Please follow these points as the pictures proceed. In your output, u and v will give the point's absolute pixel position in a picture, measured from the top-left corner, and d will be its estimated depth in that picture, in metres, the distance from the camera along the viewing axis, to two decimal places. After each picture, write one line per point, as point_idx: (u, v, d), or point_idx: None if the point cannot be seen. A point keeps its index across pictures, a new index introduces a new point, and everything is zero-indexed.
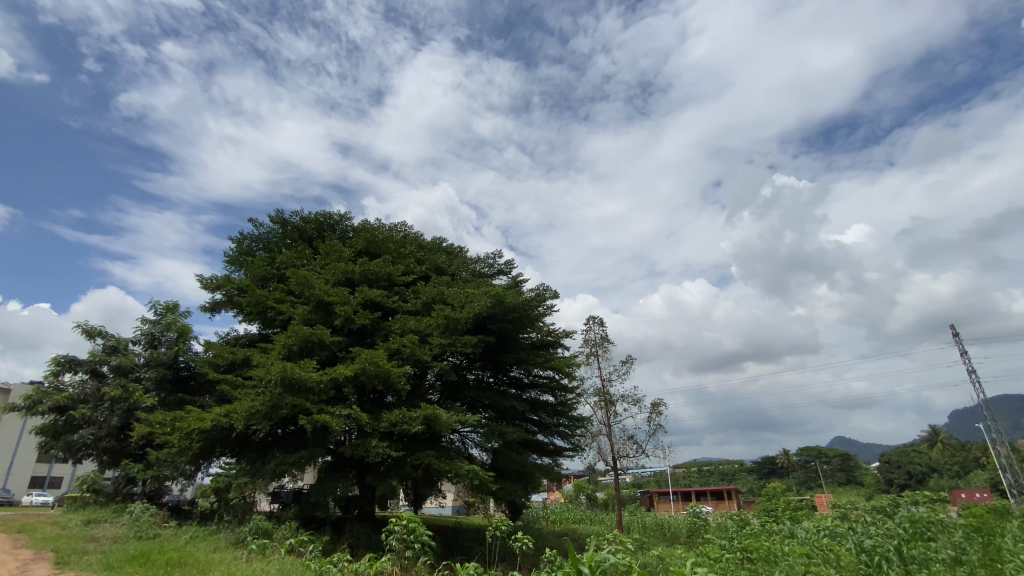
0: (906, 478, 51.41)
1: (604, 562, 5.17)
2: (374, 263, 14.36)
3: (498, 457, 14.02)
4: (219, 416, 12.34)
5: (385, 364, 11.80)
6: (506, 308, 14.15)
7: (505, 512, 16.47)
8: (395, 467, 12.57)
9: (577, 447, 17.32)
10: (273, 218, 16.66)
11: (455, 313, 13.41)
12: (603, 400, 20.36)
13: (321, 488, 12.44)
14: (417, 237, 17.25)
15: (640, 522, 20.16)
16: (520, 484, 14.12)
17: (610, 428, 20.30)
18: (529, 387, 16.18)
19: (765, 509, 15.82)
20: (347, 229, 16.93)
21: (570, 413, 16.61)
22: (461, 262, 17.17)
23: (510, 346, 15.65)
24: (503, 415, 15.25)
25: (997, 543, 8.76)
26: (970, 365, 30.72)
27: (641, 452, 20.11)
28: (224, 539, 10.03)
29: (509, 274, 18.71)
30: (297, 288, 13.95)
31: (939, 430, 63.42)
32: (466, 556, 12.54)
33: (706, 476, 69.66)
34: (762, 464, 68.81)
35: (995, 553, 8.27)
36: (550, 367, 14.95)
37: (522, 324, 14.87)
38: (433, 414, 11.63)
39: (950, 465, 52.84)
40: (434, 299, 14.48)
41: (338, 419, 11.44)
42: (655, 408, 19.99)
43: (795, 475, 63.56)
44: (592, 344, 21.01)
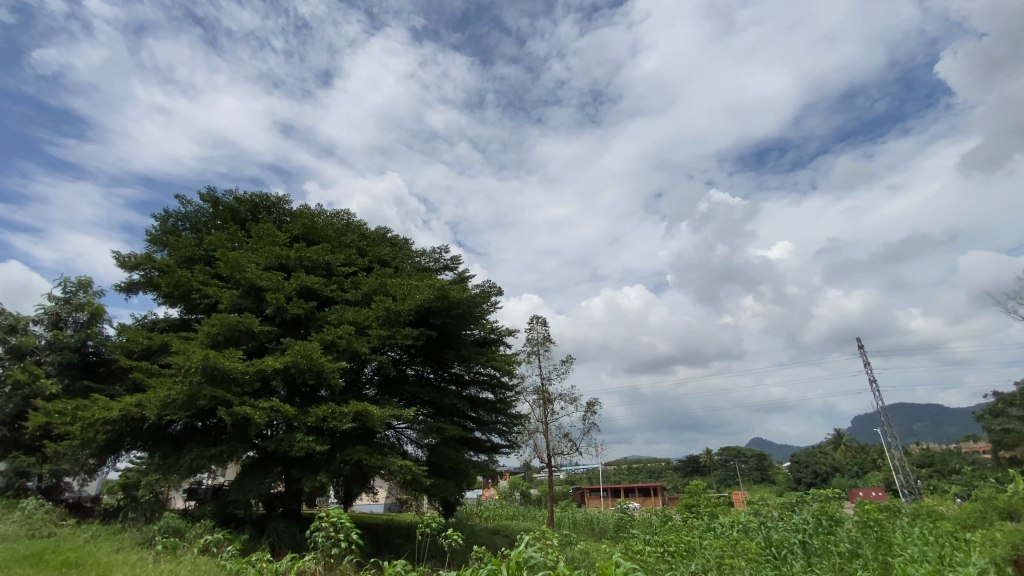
0: (813, 477, 55.91)
1: (531, 560, 5.20)
2: (312, 250, 13.81)
3: (434, 454, 13.93)
4: (130, 406, 11.44)
5: (318, 356, 11.39)
6: (449, 303, 14.04)
7: (439, 509, 16.48)
8: (325, 463, 12.19)
9: (514, 444, 17.49)
10: (203, 196, 15.64)
11: (396, 306, 13.17)
12: (542, 398, 20.71)
13: (241, 484, 11.85)
14: (361, 227, 16.76)
15: (571, 518, 20.70)
16: (455, 481, 14.09)
17: (547, 426, 20.68)
18: (469, 384, 16.15)
19: (688, 505, 16.68)
20: (284, 212, 16.20)
21: (508, 411, 16.73)
22: (406, 255, 16.86)
23: (452, 341, 15.56)
24: (441, 412, 15.16)
25: (887, 538, 9.76)
26: (871, 375, 33.77)
27: (576, 449, 20.63)
28: (131, 539, 9.31)
29: (455, 270, 18.61)
30: (225, 272, 13.20)
31: (842, 433, 69.46)
32: (395, 554, 12.40)
33: (635, 474, 72.51)
34: (686, 462, 72.52)
35: (885, 547, 9.20)
36: (490, 365, 15.00)
37: (465, 320, 14.82)
38: (366, 409, 11.35)
39: (851, 466, 57.92)
40: (375, 290, 14.14)
41: (262, 413, 10.94)
42: (591, 407, 20.56)
43: (715, 474, 67.50)
44: (534, 343, 21.31)
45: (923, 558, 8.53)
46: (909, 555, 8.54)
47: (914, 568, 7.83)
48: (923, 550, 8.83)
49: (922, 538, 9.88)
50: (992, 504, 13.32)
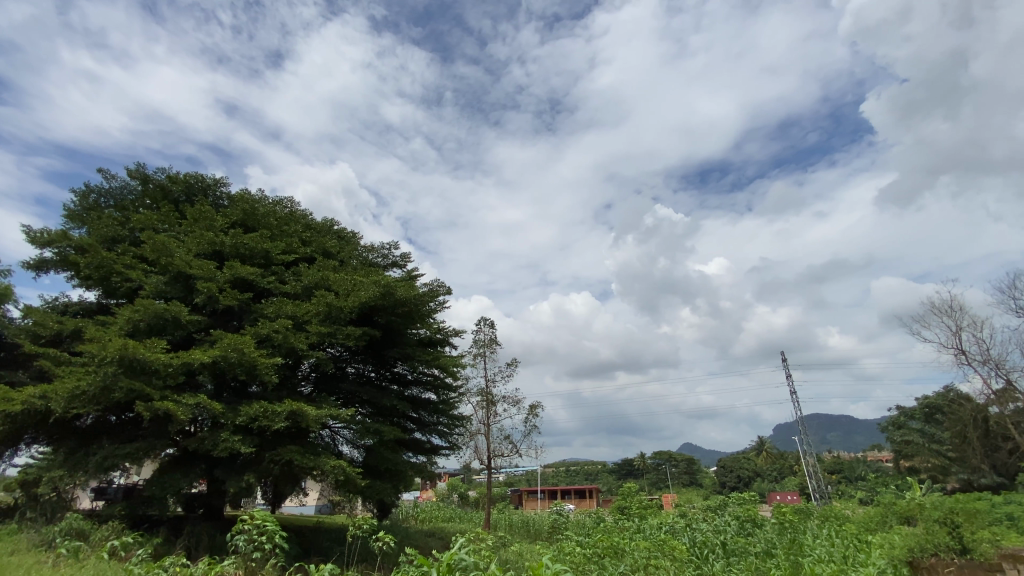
0: (736, 481, 59.31)
1: (462, 562, 5.23)
2: (249, 237, 13.15)
3: (370, 455, 13.64)
4: (33, 397, 10.44)
5: (250, 351, 10.86)
6: (394, 301, 13.76)
7: (372, 511, 16.17)
8: (253, 463, 11.65)
9: (454, 445, 17.41)
10: (131, 172, 14.56)
11: (339, 301, 12.81)
12: (485, 400, 20.76)
13: (158, 484, 11.10)
14: (305, 217, 16.16)
15: (507, 520, 20.84)
16: (391, 482, 13.85)
17: (489, 427, 20.75)
18: (412, 384, 15.92)
19: (620, 507, 17.24)
20: (222, 195, 15.37)
21: (450, 412, 16.64)
22: (352, 249, 16.43)
23: (396, 340, 15.29)
24: (381, 412, 14.87)
25: (799, 540, 10.54)
26: (792, 386, 36.27)
27: (515, 452, 20.82)
28: (26, 541, 8.51)
29: (404, 267, 18.33)
30: (151, 255, 12.34)
31: (764, 440, 74.13)
32: (323, 557, 12.05)
33: (572, 476, 73.99)
34: (621, 465, 74.87)
35: (797, 548, 9.92)
36: (434, 365, 14.86)
37: (411, 319, 14.61)
38: (301, 408, 10.94)
39: (771, 471, 61.86)
40: (316, 284, 13.67)
41: (184, 408, 10.29)
42: (533, 409, 20.84)
43: (648, 477, 70.11)
44: (481, 344, 21.34)
45: (829, 558, 9.28)
46: (817, 555, 9.26)
47: (821, 567, 8.50)
48: (829, 551, 9.61)
49: (829, 540, 10.74)
50: (891, 509, 14.65)
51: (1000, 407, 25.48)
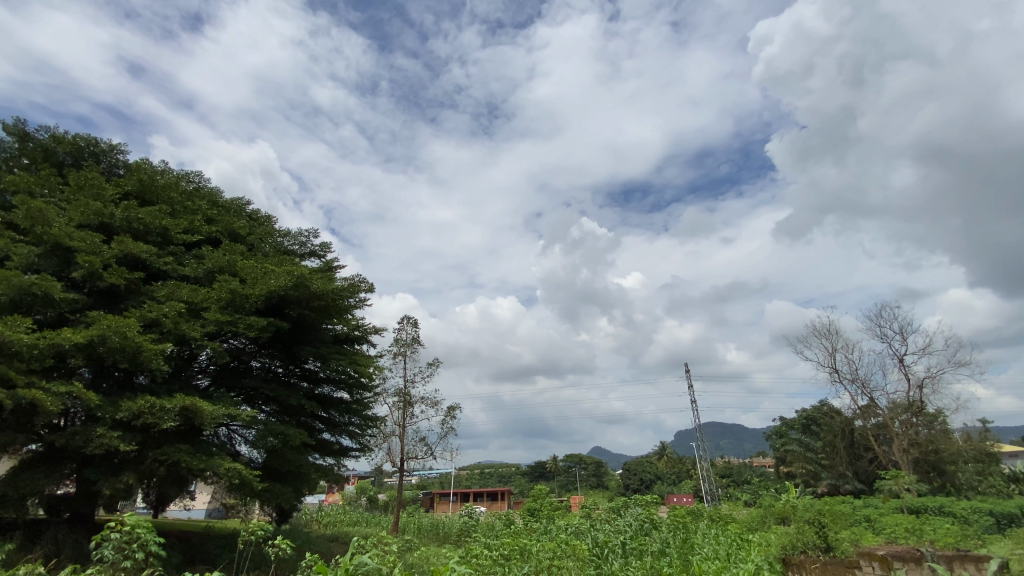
0: (638, 484, 62.76)
1: (363, 567, 5.10)
2: (144, 211, 11.93)
3: (272, 457, 12.87)
4: None
5: (135, 336, 9.85)
6: (309, 294, 13.07)
7: (271, 515, 15.29)
8: (133, 462, 10.59)
9: (366, 447, 16.85)
10: (5, 126, 12.70)
11: (244, 289, 11.97)
12: (402, 401, 20.33)
13: (13, 483, 9.75)
14: (213, 194, 14.96)
15: (416, 523, 20.45)
16: (292, 485, 13.15)
17: (404, 429, 20.33)
18: (323, 382, 15.24)
19: (530, 509, 17.59)
20: (117, 163, 13.85)
21: (363, 413, 16.10)
22: (265, 233, 15.44)
23: (308, 335, 14.55)
24: (287, 411, 14.09)
25: (689, 539, 11.38)
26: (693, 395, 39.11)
27: (430, 454, 20.56)
28: None
29: (322, 258, 17.53)
30: (22, 222, 10.84)
31: (666, 445, 79.06)
32: (210, 566, 11.18)
33: (486, 478, 74.39)
34: (534, 468, 76.45)
35: (688, 547, 10.67)
36: (349, 363, 14.30)
37: (326, 313, 14.00)
38: (194, 404, 10.07)
39: (670, 474, 66.07)
40: (220, 269, 12.69)
41: (54, 398, 9.12)
42: (451, 411, 20.72)
43: (558, 479, 72.17)
44: (401, 343, 20.87)
45: (714, 556, 10.09)
46: (705, 553, 10.07)
47: (707, 565, 9.21)
48: (715, 550, 10.47)
49: (715, 539, 11.72)
50: (770, 510, 16.20)
51: (863, 421, 29.36)
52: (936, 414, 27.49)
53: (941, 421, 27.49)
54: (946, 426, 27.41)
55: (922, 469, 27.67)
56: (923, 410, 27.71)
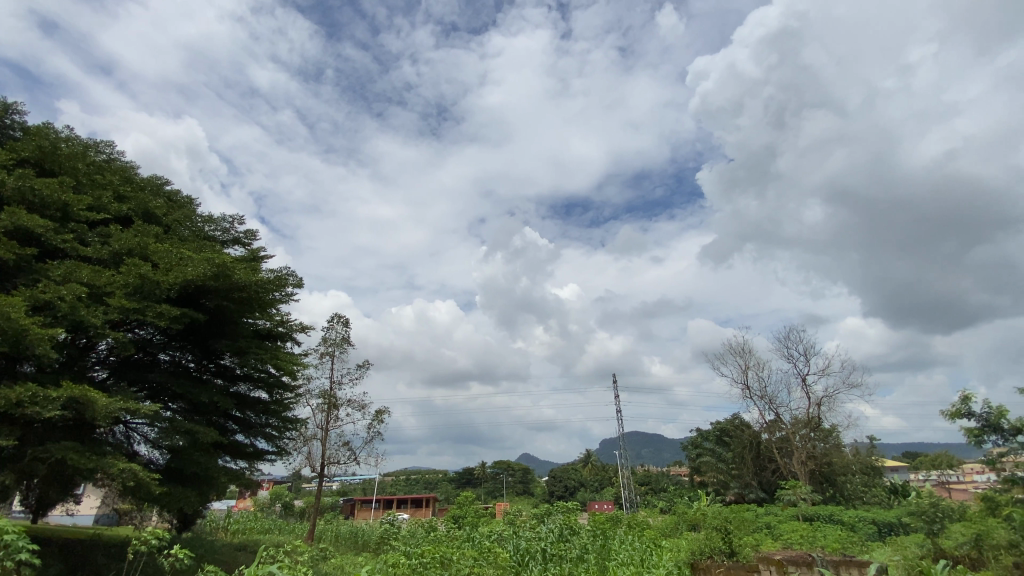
0: (563, 491, 64.03)
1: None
2: (43, 181, 10.76)
3: (175, 458, 11.91)
4: None
5: (21, 319, 8.81)
6: (230, 285, 12.30)
7: (171, 522, 14.13)
8: (9, 460, 9.43)
9: (283, 451, 15.99)
10: None
11: (156, 275, 11.06)
12: (326, 403, 19.53)
13: None
14: (126, 169, 13.75)
15: (333, 531, 19.61)
16: (197, 489, 12.22)
17: (327, 432, 19.50)
18: (240, 380, 14.34)
19: (455, 516, 17.44)
20: (13, 125, 12.40)
21: (283, 414, 15.29)
22: (185, 216, 14.37)
23: (226, 329, 13.65)
24: (196, 409, 13.13)
25: (607, 545, 11.78)
26: None
27: (353, 459, 19.85)
28: None
29: (247, 247, 16.55)
30: None
31: (591, 453, 81.31)
32: None
33: (411, 484, 72.80)
34: (461, 474, 75.88)
35: (605, 554, 11.03)
36: (269, 361, 13.54)
37: (247, 306, 13.21)
38: (86, 396, 9.12)
39: (594, 481, 67.96)
40: (130, 251, 11.66)
41: None
42: (379, 415, 20.15)
43: (485, 486, 72.06)
44: (330, 343, 20.09)
45: (629, 561, 10.54)
46: (621, 559, 10.48)
47: (623, 570, 9.62)
48: (630, 555, 10.93)
49: (631, 544, 12.24)
50: (682, 517, 17.13)
51: (769, 434, 31.80)
52: (830, 430, 30.32)
53: (835, 436, 30.35)
54: (838, 441, 30.28)
55: (817, 480, 30.31)
56: (820, 425, 30.51)
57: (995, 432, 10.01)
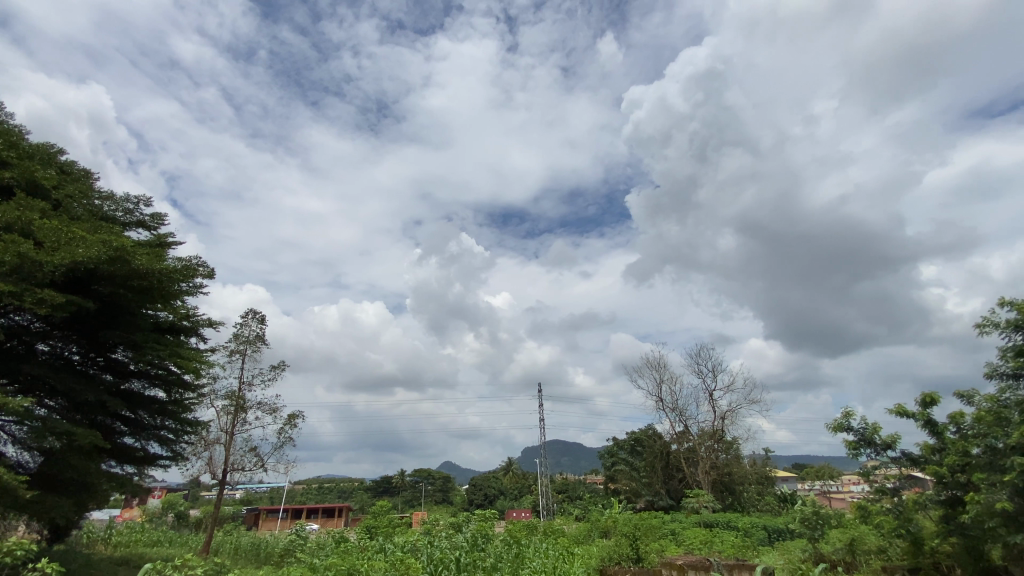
0: (482, 500, 63.94)
1: None
2: None
3: (48, 461, 10.60)
4: None
5: None
6: (127, 272, 11.23)
7: (38, 535, 12.51)
8: None
9: (179, 456, 14.70)
10: None
11: (40, 255, 9.88)
12: (234, 406, 18.23)
13: None
14: (11, 133, 12.20)
15: (233, 543, 18.22)
16: (72, 498, 10.92)
17: (232, 436, 18.17)
18: (134, 376, 13.07)
19: (368, 527, 16.83)
20: None
21: (182, 415, 14.08)
22: (80, 192, 12.97)
23: (121, 321, 12.42)
24: (79, 408, 11.81)
25: (521, 552, 11.99)
26: None
27: (259, 466, 18.62)
28: None
29: (153, 231, 15.19)
30: None
31: (513, 462, 81.92)
32: None
33: (324, 492, 69.41)
34: (379, 483, 73.51)
35: (518, 561, 11.20)
36: (169, 357, 12.45)
37: (148, 296, 12.11)
38: None
39: (514, 489, 68.39)
40: (9, 225, 10.33)
41: None
42: (291, 419, 19.10)
43: (403, 495, 70.30)
44: (242, 341, 18.83)
45: (542, 569, 10.78)
46: (533, 567, 10.69)
47: None
48: (544, 563, 11.17)
49: (544, 552, 12.50)
50: (595, 525, 17.73)
51: (678, 444, 33.79)
52: (732, 442, 32.77)
53: (736, 448, 32.83)
54: (738, 452, 32.75)
55: (718, 488, 32.46)
56: (723, 437, 32.91)
57: (869, 446, 11.31)
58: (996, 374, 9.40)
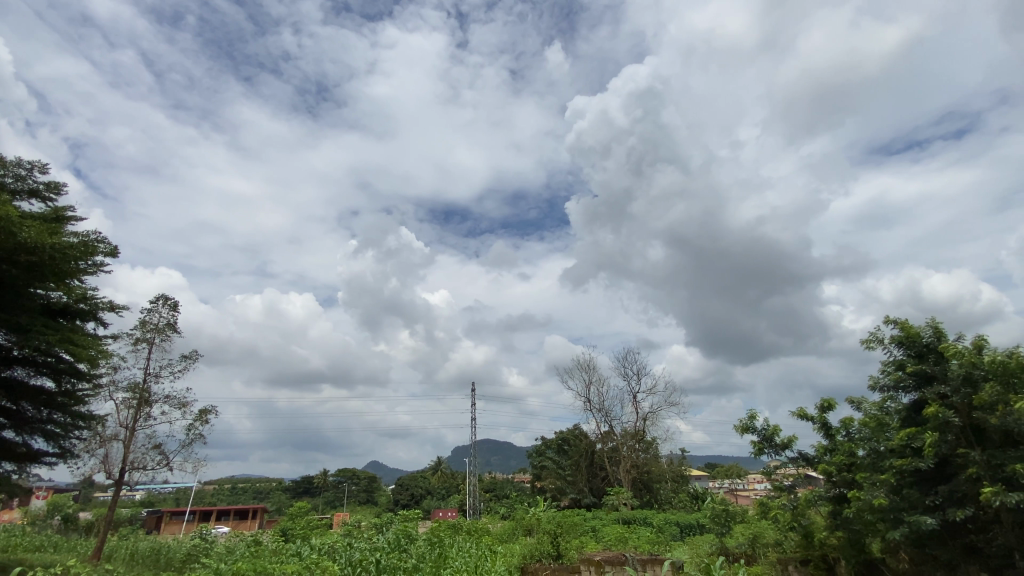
0: (408, 499, 62.94)
1: None
2: None
3: None
4: None
5: None
6: (13, 245, 10.01)
7: None
8: None
9: (69, 452, 13.31)
10: None
11: None
12: (136, 399, 16.74)
13: None
14: None
15: (130, 549, 16.71)
16: None
17: (132, 432, 16.70)
18: (17, 364, 11.69)
19: (284, 530, 16.03)
20: None
21: (74, 408, 12.76)
22: None
23: (2, 301, 11.05)
24: None
25: (443, 552, 11.96)
26: None
27: (163, 465, 17.23)
28: None
29: (48, 201, 13.65)
30: None
31: (441, 461, 81.27)
32: None
33: (238, 493, 65.28)
34: (299, 483, 70.25)
35: (440, 561, 11.20)
36: (59, 343, 11.23)
37: (38, 274, 10.86)
38: None
39: (441, 488, 67.83)
40: None
41: None
42: (202, 415, 17.85)
43: (324, 495, 67.69)
44: (149, 328, 17.33)
45: (463, 568, 10.83)
46: (455, 566, 10.72)
47: None
48: (466, 562, 11.21)
49: (467, 551, 12.55)
50: (519, 523, 17.97)
51: (602, 444, 35.06)
52: (651, 442, 34.50)
53: (655, 448, 34.59)
54: (657, 451, 34.53)
55: (637, 486, 34.01)
56: (643, 437, 34.57)
57: (770, 446, 12.33)
58: (879, 386, 10.58)
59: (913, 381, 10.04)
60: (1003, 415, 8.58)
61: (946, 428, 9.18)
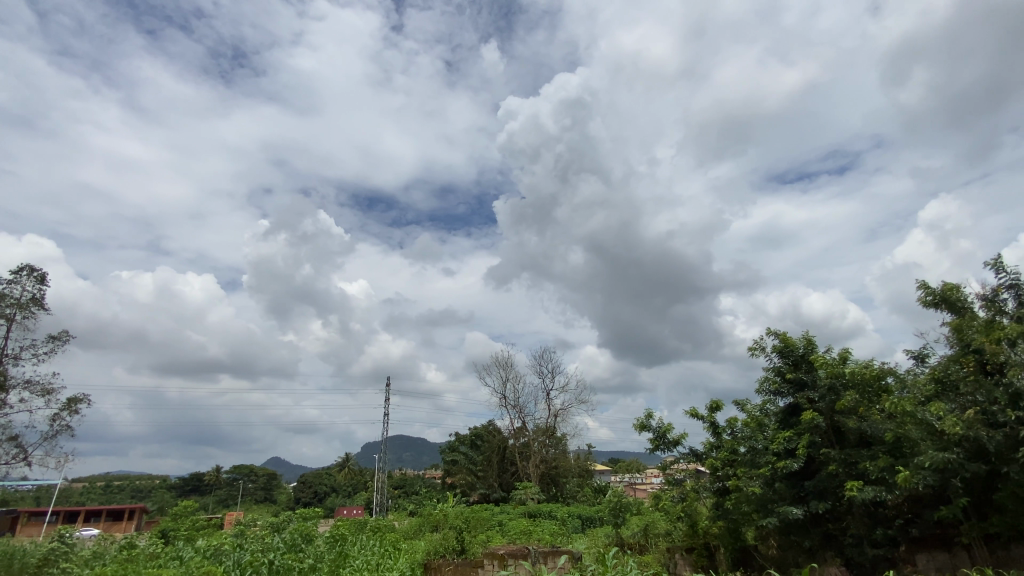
0: (311, 497, 60.07)
1: None
2: None
3: None
4: None
5: None
6: None
7: None
8: None
9: None
10: None
11: None
12: None
13: None
14: None
15: None
16: None
17: None
18: None
19: (165, 530, 14.69)
20: None
21: None
22: None
23: None
24: None
25: (344, 551, 11.60)
26: None
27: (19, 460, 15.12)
28: None
29: None
30: None
31: (349, 457, 78.41)
32: None
33: (113, 491, 58.62)
34: (187, 480, 64.49)
35: (340, 560, 10.90)
36: None
37: None
38: None
39: (348, 485, 65.50)
40: None
41: None
42: (73, 404, 15.89)
43: (215, 494, 62.77)
44: (10, 304, 15.10)
45: (365, 566, 10.63)
46: (355, 565, 10.49)
47: None
48: (367, 560, 10.99)
49: (370, 549, 12.28)
50: (426, 519, 17.86)
51: (514, 439, 35.80)
52: (561, 437, 35.78)
53: (564, 444, 35.91)
54: (566, 447, 35.87)
55: (544, 480, 35.13)
56: (554, 433, 35.78)
57: (665, 443, 13.32)
58: (763, 390, 11.79)
59: (790, 387, 11.29)
60: (861, 420, 10.03)
61: (815, 430, 10.44)
